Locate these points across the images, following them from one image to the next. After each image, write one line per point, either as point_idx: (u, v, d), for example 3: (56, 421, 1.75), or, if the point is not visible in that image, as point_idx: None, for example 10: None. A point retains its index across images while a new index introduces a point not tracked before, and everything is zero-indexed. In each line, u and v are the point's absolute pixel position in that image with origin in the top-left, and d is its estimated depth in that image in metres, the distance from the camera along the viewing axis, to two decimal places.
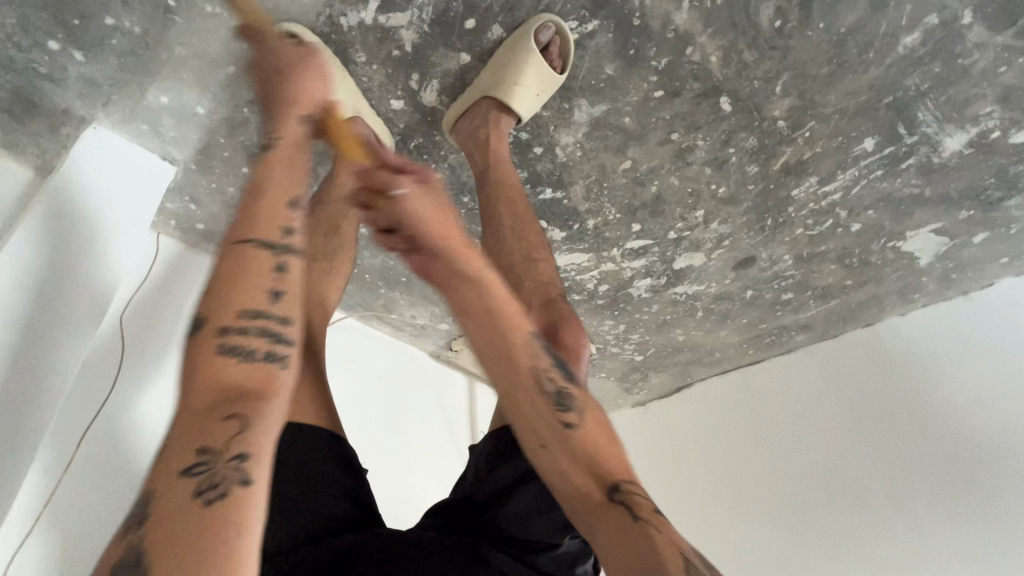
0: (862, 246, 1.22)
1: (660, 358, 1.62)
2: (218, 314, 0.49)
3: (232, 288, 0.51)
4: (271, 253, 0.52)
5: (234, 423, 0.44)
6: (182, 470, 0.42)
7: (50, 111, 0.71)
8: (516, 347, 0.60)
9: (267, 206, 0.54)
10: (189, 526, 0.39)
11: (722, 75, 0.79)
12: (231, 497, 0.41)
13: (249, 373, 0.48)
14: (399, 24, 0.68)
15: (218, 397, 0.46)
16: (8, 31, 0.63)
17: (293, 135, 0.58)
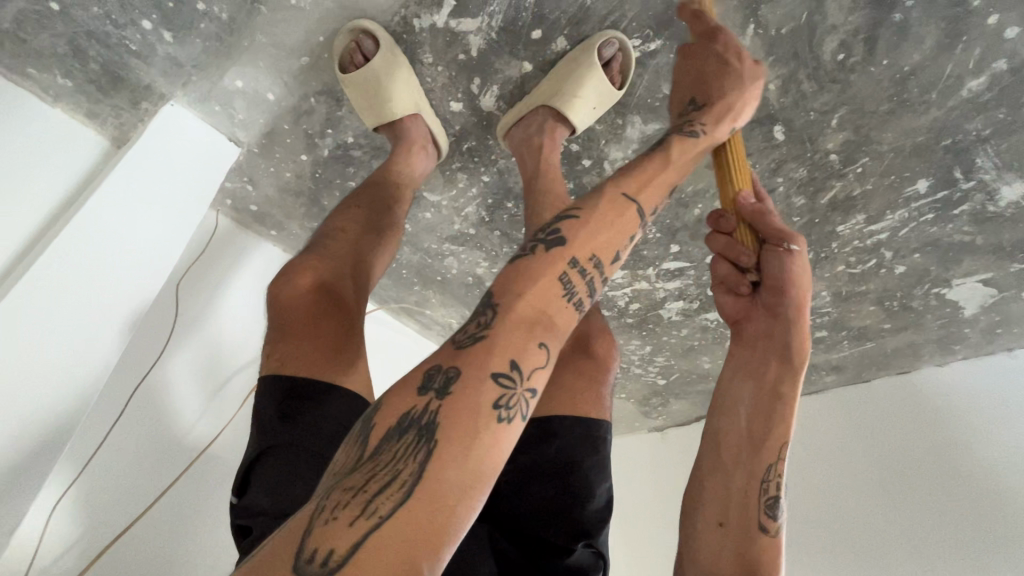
0: (904, 290, 1.19)
1: (683, 385, 1.60)
2: (595, 252, 0.52)
3: (602, 228, 0.53)
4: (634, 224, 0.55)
5: (539, 355, 0.45)
6: (491, 373, 0.43)
7: (134, 86, 0.76)
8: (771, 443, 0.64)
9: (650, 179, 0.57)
10: (476, 428, 0.41)
11: (778, 103, 0.80)
12: (511, 425, 0.42)
13: (557, 316, 0.48)
14: (468, 29, 0.70)
15: (532, 322, 0.46)
16: (108, 9, 0.67)
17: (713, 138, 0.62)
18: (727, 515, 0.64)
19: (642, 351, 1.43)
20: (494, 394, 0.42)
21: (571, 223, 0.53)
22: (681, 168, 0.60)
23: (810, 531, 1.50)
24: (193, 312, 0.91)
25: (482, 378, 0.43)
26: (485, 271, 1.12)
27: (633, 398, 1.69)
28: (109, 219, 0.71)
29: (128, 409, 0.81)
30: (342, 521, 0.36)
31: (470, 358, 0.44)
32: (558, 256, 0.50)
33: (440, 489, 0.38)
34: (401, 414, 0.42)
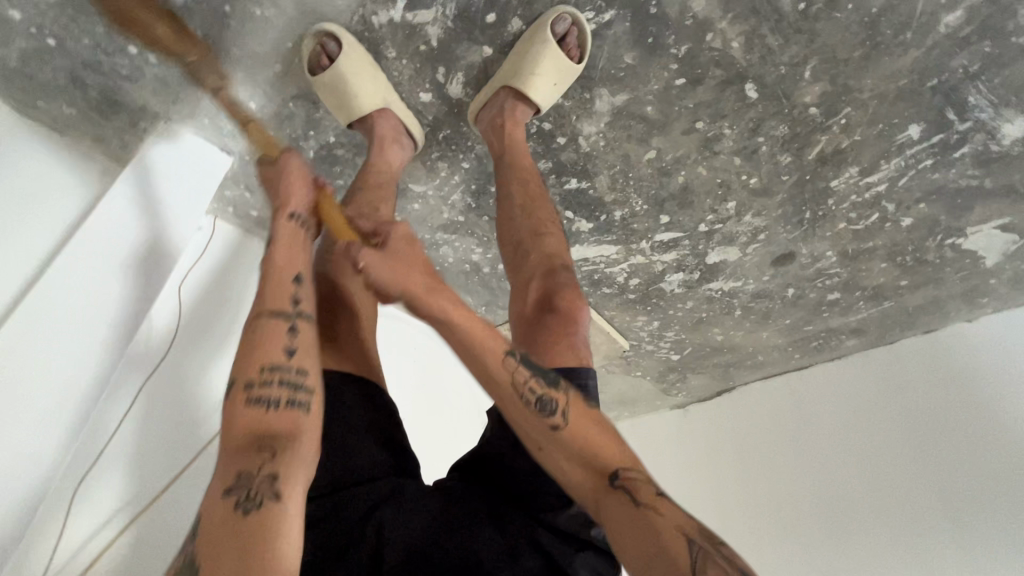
0: (915, 243, 1.15)
1: (697, 359, 1.59)
2: (263, 357, 0.58)
3: (260, 338, 0.59)
4: (284, 320, 0.61)
5: (263, 453, 0.53)
6: (223, 490, 0.52)
7: (130, 107, 0.82)
8: (499, 375, 0.62)
9: (269, 286, 0.63)
10: (230, 536, 0.49)
11: (746, 61, 0.79)
12: (264, 509, 0.50)
13: (277, 419, 0.56)
14: (424, 20, 0.72)
15: (251, 433, 0.54)
16: (97, 39, 0.73)
17: (286, 231, 0.66)
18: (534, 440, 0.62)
19: (650, 327, 1.42)
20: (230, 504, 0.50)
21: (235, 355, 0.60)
22: (291, 261, 0.65)
23: (818, 498, 1.50)
24: (200, 312, 0.94)
25: (216, 514, 0.51)
26: (481, 257, 1.15)
27: (649, 376, 1.68)
28: (103, 240, 0.77)
29: (134, 408, 0.82)
30: None
31: (203, 505, 0.52)
32: (237, 381, 0.57)
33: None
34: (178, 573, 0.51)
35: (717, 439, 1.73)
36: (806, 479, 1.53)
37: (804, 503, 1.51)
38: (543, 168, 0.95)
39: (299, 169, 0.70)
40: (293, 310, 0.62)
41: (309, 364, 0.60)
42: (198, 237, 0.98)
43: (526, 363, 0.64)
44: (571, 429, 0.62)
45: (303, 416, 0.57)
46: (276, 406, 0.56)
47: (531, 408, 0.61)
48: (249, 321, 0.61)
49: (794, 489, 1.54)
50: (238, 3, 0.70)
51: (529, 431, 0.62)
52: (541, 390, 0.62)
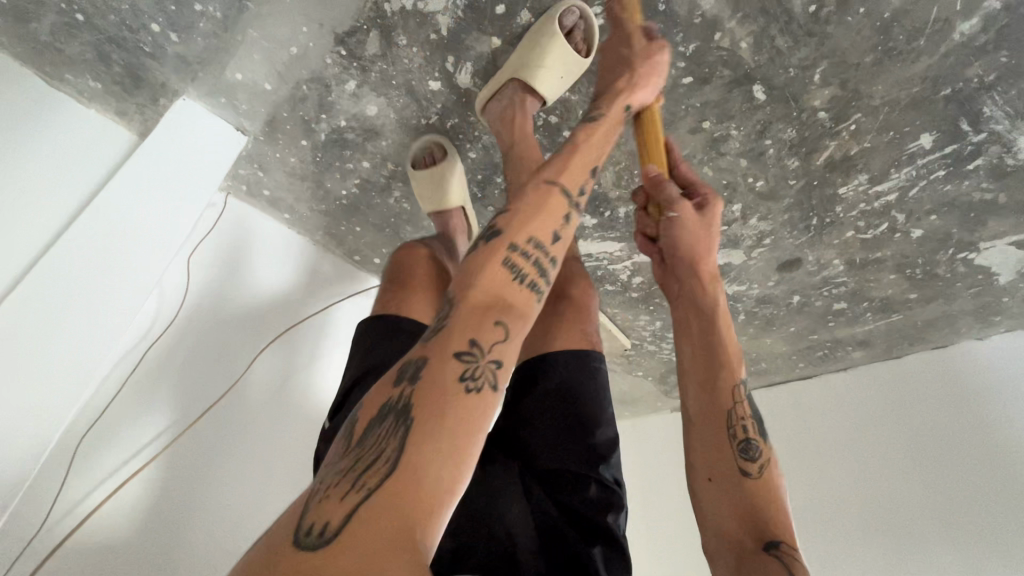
0: (926, 256, 1.13)
1: None
2: (531, 232, 0.57)
3: (541, 210, 0.59)
4: (569, 199, 0.62)
5: (498, 331, 0.49)
6: (455, 351, 0.46)
7: (152, 83, 0.86)
8: (724, 377, 0.68)
9: (576, 161, 0.65)
10: (451, 398, 0.44)
11: (754, 62, 0.79)
12: (484, 394, 0.45)
13: (515, 296, 0.53)
14: (435, 9, 0.74)
15: (491, 303, 0.51)
16: (122, 16, 0.76)
17: (614, 115, 0.72)
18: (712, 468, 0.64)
19: (652, 327, 1.43)
20: (459, 368, 0.45)
21: (506, 215, 0.58)
22: (596, 146, 0.69)
23: (815, 510, 1.49)
24: (207, 283, 0.97)
25: (451, 361, 0.46)
26: None
27: (650, 376, 1.68)
28: (112, 208, 0.80)
29: (137, 371, 0.86)
30: (333, 500, 0.38)
31: (434, 341, 0.48)
32: (506, 241, 0.55)
33: (424, 455, 0.40)
34: (379, 404, 0.44)
35: None
36: (804, 487, 1.53)
37: (800, 510, 1.51)
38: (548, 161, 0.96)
39: (660, 68, 0.73)
40: (573, 201, 0.62)
41: (554, 262, 0.58)
42: (211, 213, 1.02)
43: (748, 404, 0.69)
44: (760, 484, 0.62)
45: (535, 307, 0.55)
46: (520, 283, 0.54)
47: (733, 435, 0.65)
48: (530, 186, 0.61)
49: (790, 496, 1.54)
50: None
51: (711, 447, 0.65)
52: (751, 434, 0.66)
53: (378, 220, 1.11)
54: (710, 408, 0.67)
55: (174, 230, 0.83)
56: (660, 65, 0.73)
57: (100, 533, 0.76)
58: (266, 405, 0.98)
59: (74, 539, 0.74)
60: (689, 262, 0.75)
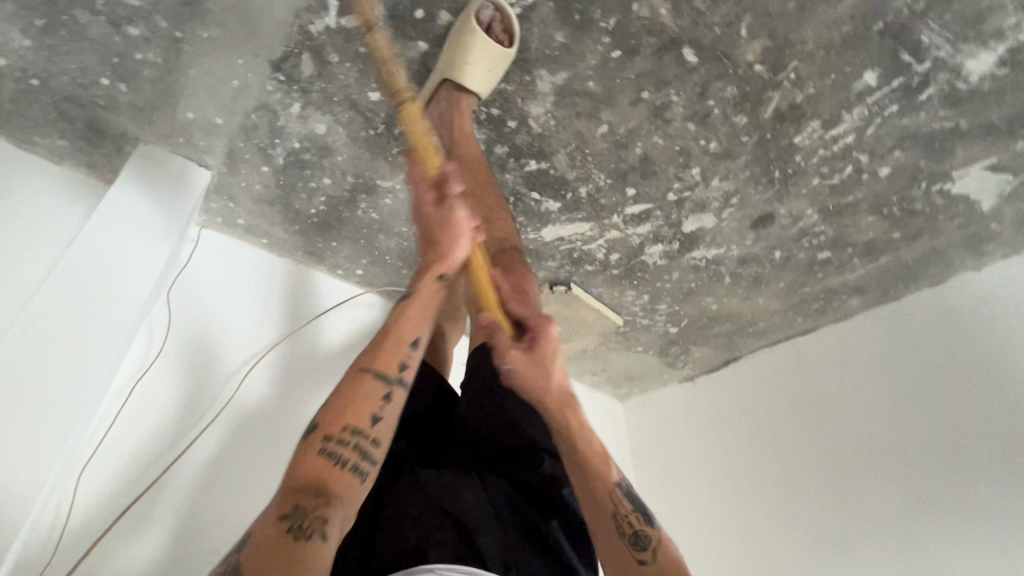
0: (900, 193, 1.12)
1: (697, 330, 1.59)
2: (352, 416, 0.62)
3: (358, 397, 0.63)
4: (386, 384, 0.65)
5: (322, 499, 0.56)
6: (280, 520, 0.54)
7: (113, 133, 0.91)
8: (598, 484, 0.69)
9: (390, 346, 0.68)
10: (274, 561, 0.51)
11: (677, 26, 0.80)
12: (308, 549, 0.52)
13: (337, 473, 0.58)
14: (358, 23, 0.76)
15: (315, 476, 0.57)
16: (73, 75, 0.81)
17: (427, 294, 0.73)
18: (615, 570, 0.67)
19: (640, 301, 1.43)
20: (283, 534, 0.52)
21: (329, 405, 0.64)
22: (412, 328, 0.70)
23: (827, 462, 1.48)
24: (189, 313, 1.02)
25: (271, 542, 0.52)
26: None
27: (651, 350, 1.69)
28: (90, 251, 0.85)
29: (131, 401, 0.90)
30: None
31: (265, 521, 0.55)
32: (321, 433, 0.60)
33: None
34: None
35: (727, 412, 1.73)
36: (813, 435, 1.53)
37: (815, 459, 1.50)
38: (500, 153, 0.98)
39: (460, 226, 0.74)
40: (394, 378, 0.66)
41: (382, 432, 0.63)
42: (188, 247, 1.07)
43: (630, 500, 0.70)
44: (660, 565, 0.66)
45: (360, 485, 0.59)
46: (342, 464, 0.59)
47: (625, 538, 0.67)
48: (350, 375, 0.66)
49: (803, 447, 1.54)
50: (186, 28, 0.76)
51: (614, 560, 0.67)
52: (639, 526, 0.68)
53: (351, 233, 1.14)
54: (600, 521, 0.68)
55: (150, 266, 0.89)
56: (454, 224, 0.73)
57: (115, 550, 0.80)
58: (262, 422, 1.02)
59: (91, 557, 0.78)
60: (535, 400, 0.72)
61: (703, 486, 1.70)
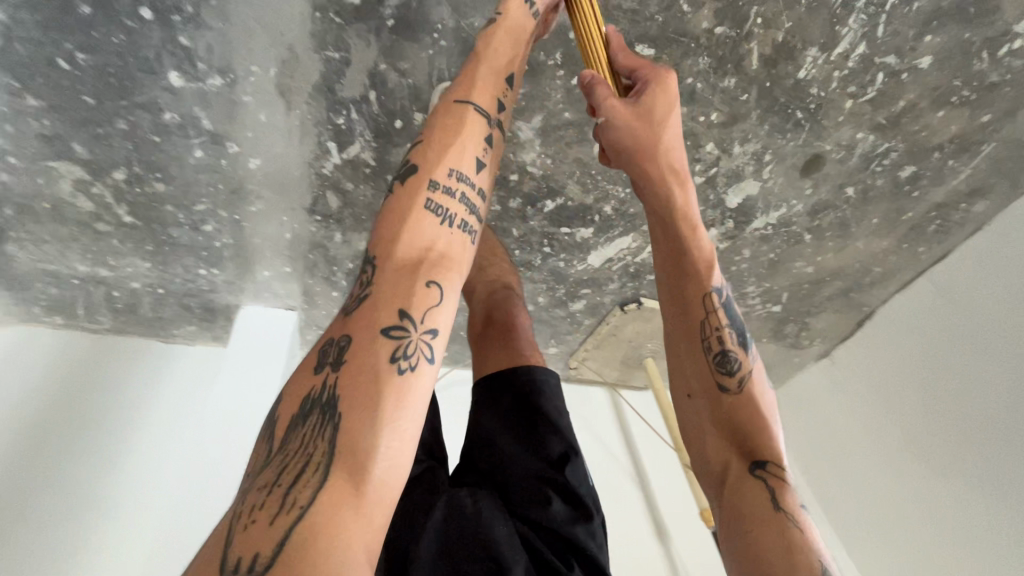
0: (961, 74, 0.97)
1: (803, 300, 1.44)
2: (449, 163, 0.64)
3: (460, 129, 0.67)
4: (485, 118, 0.70)
5: (432, 291, 0.55)
6: (384, 327, 0.52)
7: (223, 307, 1.13)
8: (695, 280, 0.75)
9: (483, 71, 0.72)
10: (380, 378, 0.49)
11: (620, 32, 0.83)
12: (419, 368, 0.51)
13: (441, 241, 0.59)
14: (356, 151, 0.90)
15: (415, 264, 0.57)
16: (182, 274, 1.05)
17: (516, 20, 0.74)
18: (691, 386, 0.75)
19: None
20: (390, 350, 0.51)
21: (424, 145, 0.65)
22: (507, 48, 0.74)
23: (1004, 422, 1.20)
24: None
25: (376, 342, 0.51)
26: None
27: (764, 337, 1.54)
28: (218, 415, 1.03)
29: None
30: (260, 523, 0.42)
31: (357, 335, 0.52)
32: (420, 181, 0.62)
33: (358, 430, 0.47)
34: (303, 400, 0.50)
35: (867, 384, 1.51)
36: (979, 389, 1.26)
37: (948, 422, 1.30)
38: (516, 205, 1.05)
39: None
40: (492, 118, 0.71)
41: (484, 180, 0.67)
42: None
43: (724, 309, 0.75)
44: (734, 400, 0.72)
45: (469, 245, 0.62)
46: (449, 224, 0.61)
47: (709, 353, 0.74)
48: (443, 107, 0.69)
49: (963, 406, 1.28)
50: (240, 209, 0.96)
51: (694, 371, 0.75)
52: (727, 347, 0.74)
53: None
54: (687, 325, 0.76)
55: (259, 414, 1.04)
56: None
57: None
58: None
59: None
60: (633, 158, 0.74)
61: (862, 466, 1.48)
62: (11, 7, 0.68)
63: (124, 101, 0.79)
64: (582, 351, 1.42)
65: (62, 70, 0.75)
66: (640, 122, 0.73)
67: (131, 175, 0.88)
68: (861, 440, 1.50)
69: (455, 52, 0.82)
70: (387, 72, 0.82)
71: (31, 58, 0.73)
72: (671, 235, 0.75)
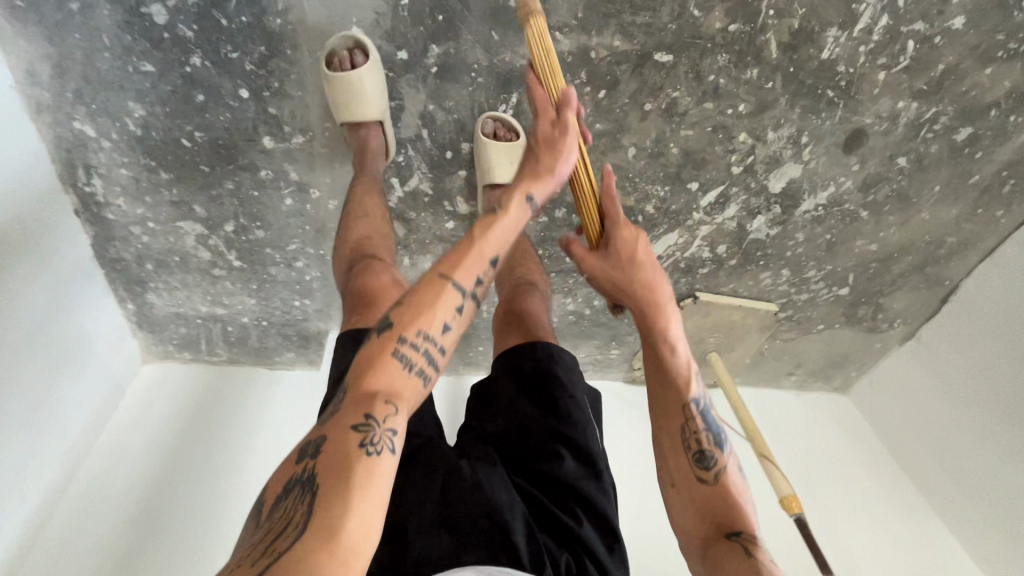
0: (1001, 28, 0.96)
1: (873, 280, 1.39)
2: (424, 320, 0.68)
3: (436, 300, 0.70)
4: (471, 283, 0.73)
5: (389, 407, 0.63)
6: (352, 425, 0.60)
7: (315, 334, 1.29)
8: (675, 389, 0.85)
9: (492, 227, 0.77)
10: (346, 466, 0.57)
11: (638, 45, 0.92)
12: (380, 453, 0.59)
13: (404, 382, 0.65)
14: (415, 182, 1.03)
15: (379, 390, 0.63)
16: (281, 307, 1.22)
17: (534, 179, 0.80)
18: (674, 478, 0.83)
19: (783, 279, 1.34)
20: (358, 440, 0.59)
21: (402, 304, 0.70)
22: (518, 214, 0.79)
23: None
24: None
25: (344, 439, 0.59)
26: (576, 304, 1.32)
27: (837, 324, 1.48)
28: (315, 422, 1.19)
29: None
30: (245, 565, 0.52)
31: (328, 435, 0.60)
32: (394, 333, 0.67)
33: (320, 511, 0.54)
34: (289, 477, 0.59)
35: (942, 374, 1.46)
36: None
37: None
38: (562, 215, 1.13)
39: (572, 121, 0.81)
40: (470, 288, 0.72)
41: (451, 341, 0.70)
42: None
43: (701, 416, 0.85)
44: (712, 488, 0.80)
45: (424, 388, 0.67)
46: (410, 372, 0.66)
47: (689, 453, 0.83)
48: (428, 278, 0.72)
49: None
50: (324, 245, 1.11)
51: (679, 469, 0.83)
52: (705, 446, 0.83)
53: (488, 334, 1.34)
54: (673, 423, 0.85)
55: None
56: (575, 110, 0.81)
57: None
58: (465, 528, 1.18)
59: None
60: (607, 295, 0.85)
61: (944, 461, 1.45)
62: (151, 104, 0.88)
63: (231, 166, 0.97)
64: (645, 352, 1.44)
65: (185, 147, 0.94)
66: (608, 272, 0.83)
67: (238, 225, 1.05)
68: (941, 433, 1.46)
69: (491, 85, 0.93)
70: (435, 111, 0.95)
71: (163, 141, 0.93)
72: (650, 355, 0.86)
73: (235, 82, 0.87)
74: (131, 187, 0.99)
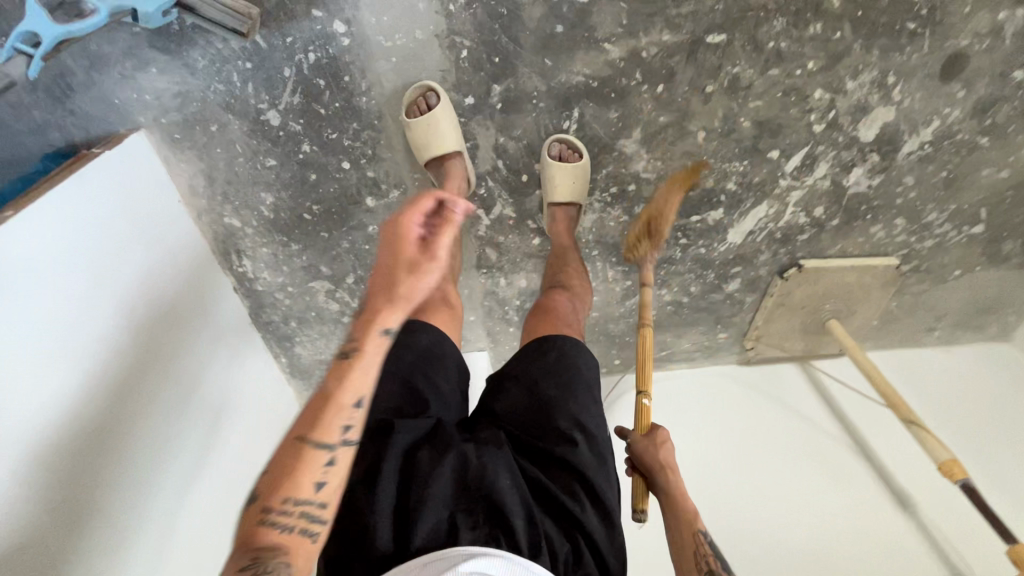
0: None
1: (1012, 210, 1.23)
2: (298, 478, 0.59)
3: (300, 461, 0.59)
4: (335, 443, 0.61)
5: (274, 561, 0.55)
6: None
7: None
8: (691, 525, 0.81)
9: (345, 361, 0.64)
10: None
11: (689, 34, 0.94)
12: None
13: (286, 539, 0.57)
14: (499, 208, 1.12)
15: (258, 544, 0.56)
16: None
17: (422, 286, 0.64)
18: None
19: (898, 228, 1.24)
20: None
21: (273, 464, 0.61)
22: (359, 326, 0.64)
23: None
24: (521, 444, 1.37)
25: None
26: (672, 293, 1.32)
27: (977, 266, 1.33)
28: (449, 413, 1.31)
29: None
30: None
31: None
32: (263, 501, 0.58)
33: None
34: None
35: None
36: None
37: None
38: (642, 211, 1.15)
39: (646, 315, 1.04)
40: (337, 442, 0.61)
41: (332, 494, 0.61)
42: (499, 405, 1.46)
43: (711, 548, 0.80)
44: None
45: (314, 544, 0.58)
46: (291, 531, 0.57)
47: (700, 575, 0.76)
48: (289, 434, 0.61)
49: None
50: None
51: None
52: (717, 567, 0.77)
53: (591, 336, 1.38)
54: (685, 552, 0.80)
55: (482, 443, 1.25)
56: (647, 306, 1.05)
57: None
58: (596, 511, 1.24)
59: None
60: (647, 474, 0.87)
61: None
62: (278, 191, 1.06)
63: (345, 227, 1.12)
64: (756, 330, 1.39)
65: (308, 220, 1.11)
66: (648, 452, 0.88)
67: (357, 276, 1.21)
68: None
69: (552, 107, 1.00)
70: (506, 142, 1.04)
71: (291, 218, 1.10)
72: (670, 502, 0.84)
73: (338, 158, 1.02)
74: (272, 261, 1.17)
